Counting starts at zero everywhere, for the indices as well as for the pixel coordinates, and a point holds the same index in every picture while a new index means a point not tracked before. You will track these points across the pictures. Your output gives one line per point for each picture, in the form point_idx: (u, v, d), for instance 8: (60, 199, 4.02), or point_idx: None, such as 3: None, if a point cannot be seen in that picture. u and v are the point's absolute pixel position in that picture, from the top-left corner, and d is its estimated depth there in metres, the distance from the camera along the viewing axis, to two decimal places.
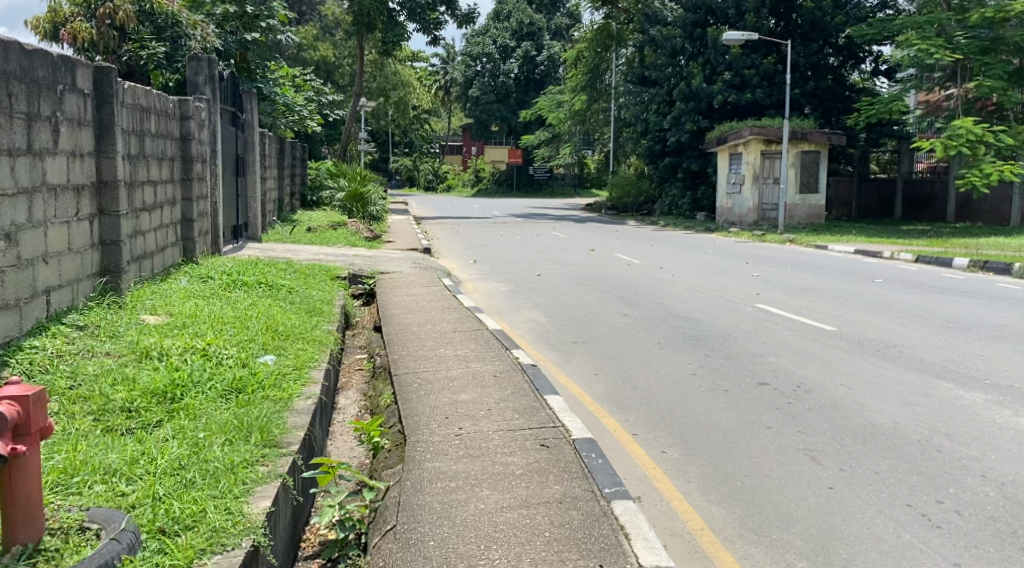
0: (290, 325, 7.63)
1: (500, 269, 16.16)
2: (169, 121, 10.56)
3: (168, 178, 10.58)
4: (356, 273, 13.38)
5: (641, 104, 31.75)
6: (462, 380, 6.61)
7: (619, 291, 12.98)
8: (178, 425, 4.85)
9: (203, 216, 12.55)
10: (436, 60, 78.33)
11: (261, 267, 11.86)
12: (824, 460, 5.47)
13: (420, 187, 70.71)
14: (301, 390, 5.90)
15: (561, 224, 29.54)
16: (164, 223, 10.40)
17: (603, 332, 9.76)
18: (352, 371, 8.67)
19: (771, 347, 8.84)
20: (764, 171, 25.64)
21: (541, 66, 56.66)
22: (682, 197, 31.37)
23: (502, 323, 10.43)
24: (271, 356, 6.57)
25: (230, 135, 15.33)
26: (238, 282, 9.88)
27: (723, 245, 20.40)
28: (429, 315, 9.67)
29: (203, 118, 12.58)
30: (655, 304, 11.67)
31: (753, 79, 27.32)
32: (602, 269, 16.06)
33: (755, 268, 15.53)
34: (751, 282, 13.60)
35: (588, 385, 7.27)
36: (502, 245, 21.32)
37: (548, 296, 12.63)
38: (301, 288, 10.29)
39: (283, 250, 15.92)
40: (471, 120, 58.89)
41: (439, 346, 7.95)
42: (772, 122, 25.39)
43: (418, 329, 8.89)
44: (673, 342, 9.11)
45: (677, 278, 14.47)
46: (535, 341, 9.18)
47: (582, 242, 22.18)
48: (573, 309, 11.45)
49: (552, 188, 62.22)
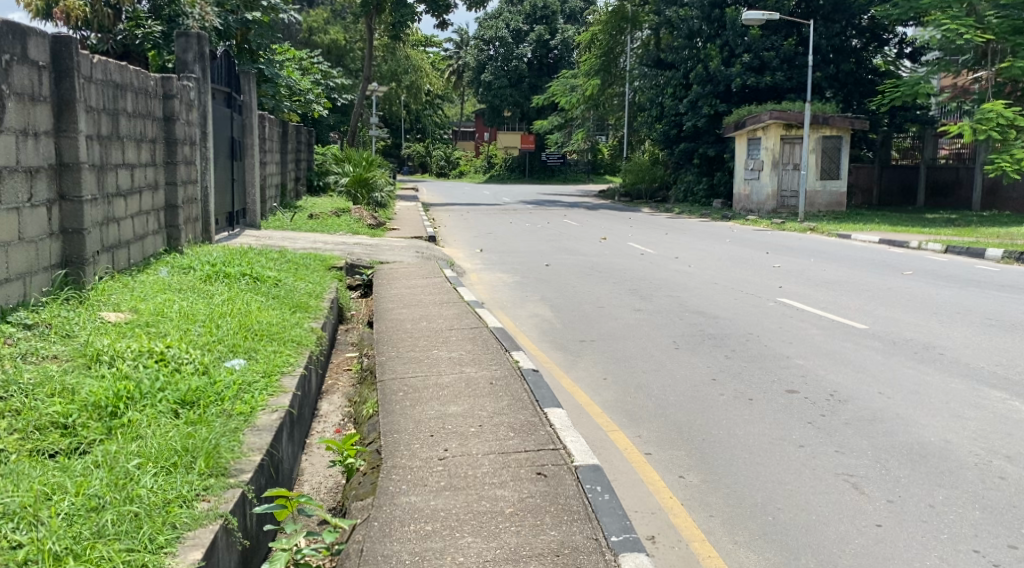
0: (268, 323, 6.92)
1: (508, 259, 15.41)
2: (149, 100, 9.86)
3: (149, 162, 9.92)
4: (354, 263, 12.65)
5: (657, 88, 30.86)
6: (454, 388, 5.87)
7: (631, 284, 12.19)
8: (109, 448, 4.13)
9: (190, 201, 11.86)
10: (448, 45, 77.31)
11: (249, 256, 11.15)
12: (869, 489, 4.69)
13: (432, 173, 69.94)
14: (267, 402, 5.17)
15: (573, 211, 28.69)
16: (144, 210, 9.72)
17: (614, 329, 9.00)
18: (339, 372, 7.95)
19: (798, 348, 8.05)
20: (784, 157, 24.75)
21: (554, 50, 55.72)
22: (698, 184, 30.47)
23: (505, 318, 9.67)
24: (239, 360, 5.85)
25: (225, 117, 14.61)
26: (220, 273, 9.17)
27: (741, 234, 19.55)
28: (425, 311, 8.92)
29: (191, 97, 11.87)
30: (669, 298, 10.88)
31: (773, 62, 26.45)
32: (614, 259, 15.24)
33: (775, 258, 14.70)
34: (773, 274, 12.79)
35: (596, 394, 6.51)
36: (512, 233, 20.54)
37: (557, 289, 11.86)
38: (289, 280, 9.56)
39: (279, 237, 15.20)
40: (483, 106, 58.03)
41: (433, 346, 7.21)
42: (792, 106, 24.47)
43: (411, 327, 8.14)
44: (689, 342, 8.33)
45: (693, 269, 13.66)
46: (539, 340, 8.42)
47: (594, 230, 21.41)
48: (581, 303, 10.67)
49: (564, 175, 61.35)
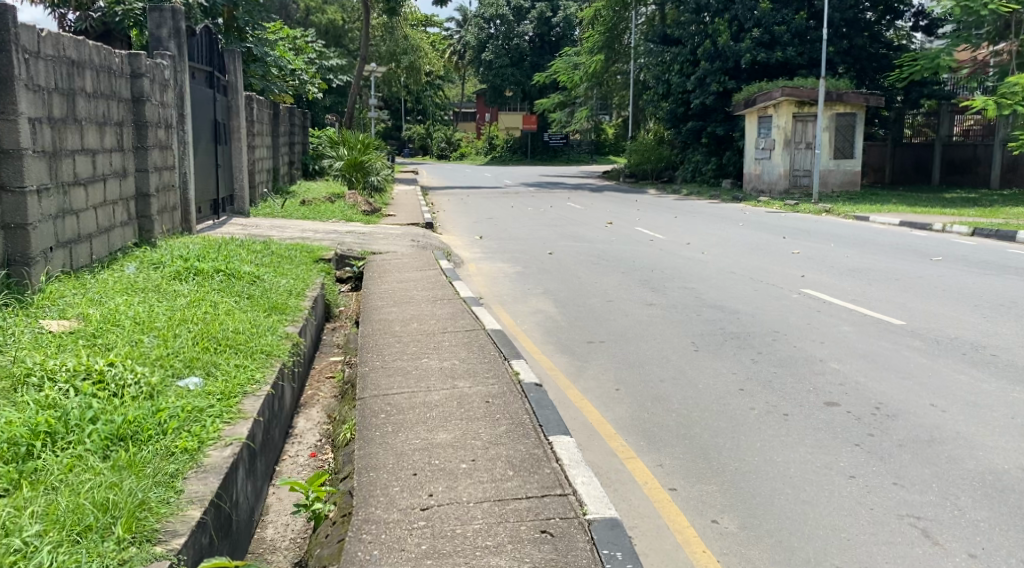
0: (235, 330, 6.11)
1: (509, 246, 14.58)
2: (111, 78, 9.06)
3: (115, 148, 9.15)
4: (344, 254, 11.84)
5: (663, 65, 29.86)
6: (445, 409, 5.04)
7: (641, 274, 11.35)
8: (7, 504, 3.31)
9: (165, 188, 11.07)
10: (449, 24, 76.06)
11: (229, 248, 10.32)
12: (943, 539, 3.90)
13: (433, 155, 69.01)
14: (220, 433, 4.34)
15: (576, 194, 27.80)
16: (108, 199, 8.95)
17: (625, 328, 8.18)
18: (320, 381, 7.13)
19: (832, 349, 7.19)
20: (796, 135, 23.84)
21: (557, 27, 54.67)
22: (706, 164, 29.54)
23: (505, 315, 8.84)
24: (194, 380, 5.03)
25: (205, 97, 13.81)
26: (190, 270, 8.35)
27: (752, 216, 18.67)
28: (417, 310, 8.08)
29: (165, 78, 11.12)
30: (683, 291, 10.04)
31: (784, 37, 25.51)
32: (621, 245, 14.39)
33: (794, 243, 13.83)
34: (792, 261, 11.94)
35: (609, 410, 5.68)
36: (513, 218, 19.69)
37: (561, 280, 11.02)
38: (268, 275, 8.73)
39: (267, 225, 14.40)
40: (484, 86, 56.97)
41: (424, 354, 6.39)
42: (805, 82, 23.50)
43: (401, 329, 7.31)
44: (709, 343, 7.49)
45: (706, 257, 12.81)
46: (543, 343, 7.58)
47: (599, 213, 20.55)
48: (589, 297, 9.82)
49: (567, 156, 60.48)
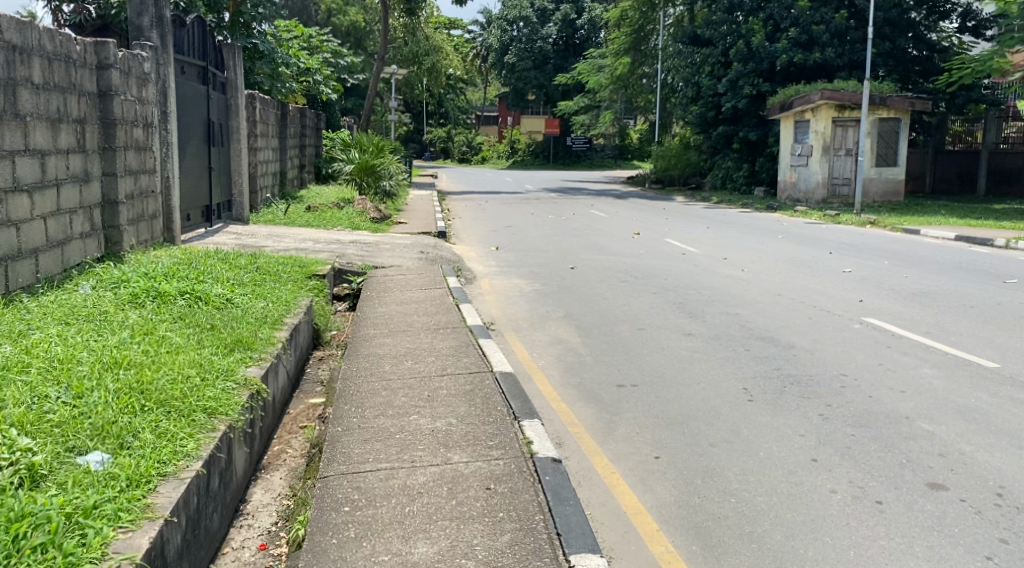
0: (178, 379, 4.89)
1: (527, 259, 13.32)
2: (69, 69, 7.92)
3: (73, 149, 8.02)
4: (342, 267, 10.61)
5: (692, 67, 28.60)
6: (430, 500, 3.76)
7: (675, 296, 10.01)
8: None
9: (142, 193, 9.93)
10: (473, 26, 74.88)
11: (208, 263, 9.12)
12: None
13: (454, 159, 68.02)
14: (104, 551, 3.13)
15: (600, 201, 26.55)
16: (63, 208, 7.82)
17: (661, 367, 6.87)
18: (290, 433, 5.87)
19: (919, 401, 5.80)
20: (835, 142, 22.33)
21: (581, 30, 53.44)
22: (737, 171, 28.12)
23: (519, 348, 7.54)
24: (97, 457, 3.81)
25: (198, 95, 12.70)
26: (150, 292, 7.14)
27: (789, 227, 17.29)
28: (414, 344, 6.79)
29: (144, 71, 10.04)
30: (726, 317, 8.71)
31: (823, 37, 24.09)
32: (651, 260, 13.07)
33: (843, 260, 12.45)
34: (845, 283, 10.55)
35: (650, 493, 4.39)
36: (532, 226, 18.41)
37: (584, 302, 9.71)
38: (243, 298, 7.48)
39: (264, 234, 13.25)
40: (506, 89, 55.84)
41: (415, 408, 5.10)
42: (846, 84, 22.04)
43: (391, 369, 6.03)
44: (765, 391, 6.15)
45: (747, 275, 11.45)
46: (562, 388, 6.28)
47: (625, 222, 19.25)
48: (615, 324, 8.52)
49: (590, 160, 59.14)
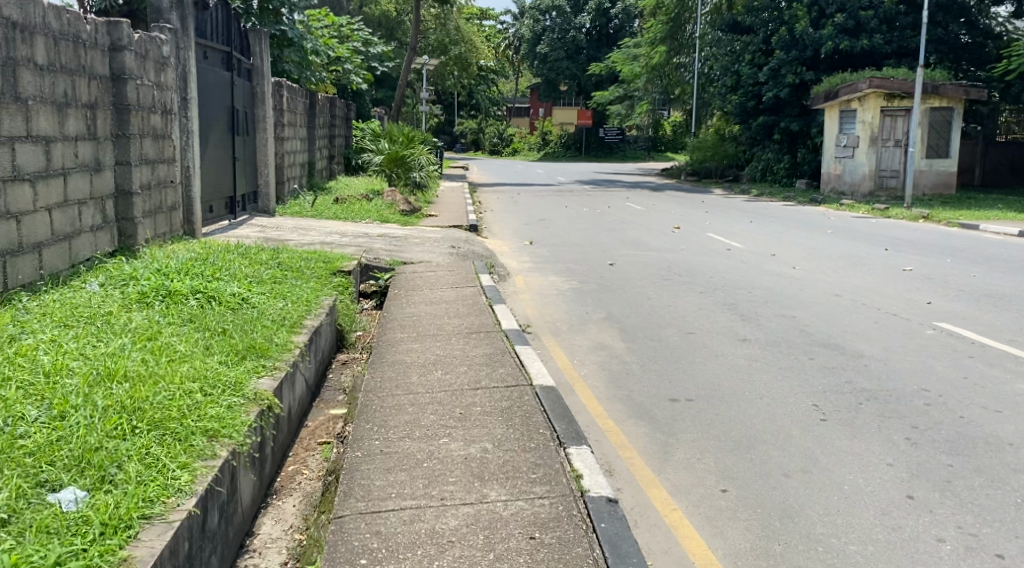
0: (177, 395, 4.30)
1: (563, 254, 12.69)
2: (77, 49, 7.35)
3: (83, 135, 7.47)
4: (368, 263, 10.04)
5: (732, 56, 27.71)
6: (463, 555, 3.17)
7: (725, 296, 9.33)
8: None
9: (159, 183, 9.39)
10: (505, 16, 74.14)
11: (227, 258, 8.55)
12: None
13: (485, 150, 67.46)
14: None
15: (636, 193, 25.83)
16: (71, 199, 7.27)
17: (718, 379, 6.22)
18: (306, 451, 5.27)
19: (1020, 423, 5.09)
20: (884, 132, 21.43)
21: (615, 19, 52.60)
22: (778, 163, 27.24)
23: (558, 354, 6.90)
24: (70, 495, 3.23)
25: (221, 81, 12.17)
26: (160, 290, 6.58)
27: (837, 221, 16.50)
28: (445, 350, 6.16)
29: (162, 54, 9.50)
30: (783, 321, 8.01)
31: (871, 23, 23.12)
32: (694, 256, 12.38)
33: (902, 257, 11.66)
34: (909, 282, 9.79)
35: (722, 540, 3.76)
36: (567, 219, 17.74)
37: (627, 302, 9.05)
38: (260, 298, 6.89)
39: (290, 227, 12.72)
40: (538, 79, 55.07)
41: (446, 429, 4.47)
42: (895, 71, 21.10)
43: (420, 380, 5.41)
44: (839, 409, 5.47)
45: (799, 273, 10.74)
46: (609, 403, 5.64)
47: (663, 215, 18.53)
48: (662, 327, 7.85)
49: (624, 152, 58.26)
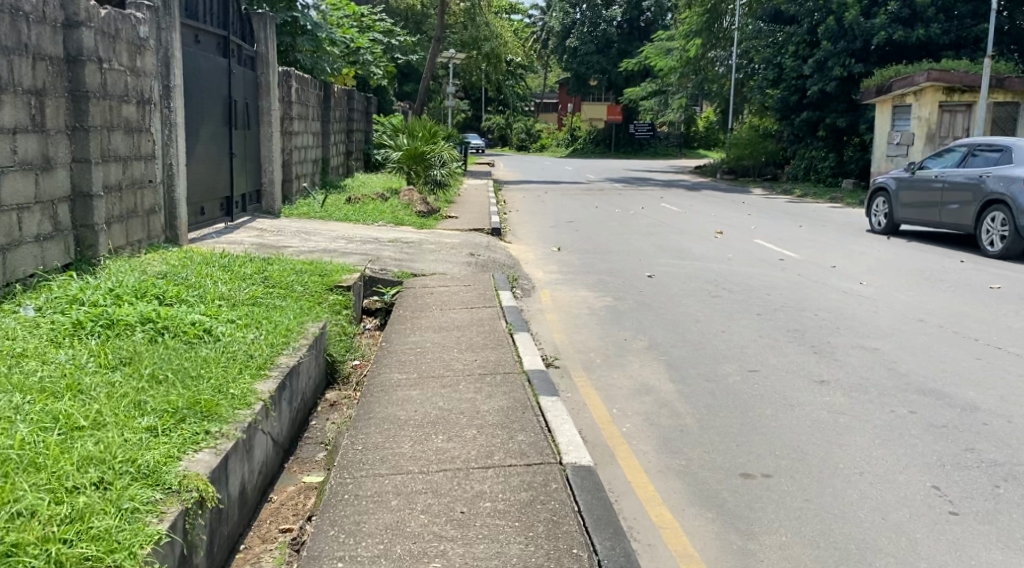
0: (51, 500, 3.02)
1: (596, 263, 11.38)
2: (15, 21, 6.10)
3: (23, 127, 6.22)
4: (374, 277, 8.78)
5: (774, 48, 26.29)
6: None
7: (786, 319, 7.99)
8: None
9: (131, 183, 8.14)
10: (534, 11, 73.01)
11: (203, 272, 7.29)
12: None
13: (512, 146, 66.37)
14: None
15: (670, 192, 24.42)
16: (5, 204, 6.03)
17: (797, 441, 4.89)
18: (260, 547, 3.97)
19: None
20: (942, 129, 19.91)
21: (647, 12, 51.30)
22: (822, 162, 25.59)
23: (593, 401, 5.57)
24: None
25: (216, 69, 10.93)
26: (100, 318, 5.28)
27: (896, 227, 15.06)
28: (450, 402, 4.85)
29: (139, 36, 8.26)
30: (864, 356, 6.67)
31: (927, 12, 21.62)
32: (743, 267, 11.02)
33: (984, 272, 10.25)
34: (1001, 305, 8.40)
35: None
36: (597, 221, 16.38)
37: (672, 326, 7.73)
38: (229, 327, 5.59)
39: (292, 231, 11.49)
40: (568, 74, 53.77)
41: (439, 545, 3.18)
42: (955, 63, 19.57)
43: (414, 452, 4.10)
44: (971, 494, 4.15)
45: (869, 291, 9.35)
46: (660, 482, 4.33)
47: (702, 217, 17.14)
48: (718, 362, 6.51)
49: (654, 148, 56.84)
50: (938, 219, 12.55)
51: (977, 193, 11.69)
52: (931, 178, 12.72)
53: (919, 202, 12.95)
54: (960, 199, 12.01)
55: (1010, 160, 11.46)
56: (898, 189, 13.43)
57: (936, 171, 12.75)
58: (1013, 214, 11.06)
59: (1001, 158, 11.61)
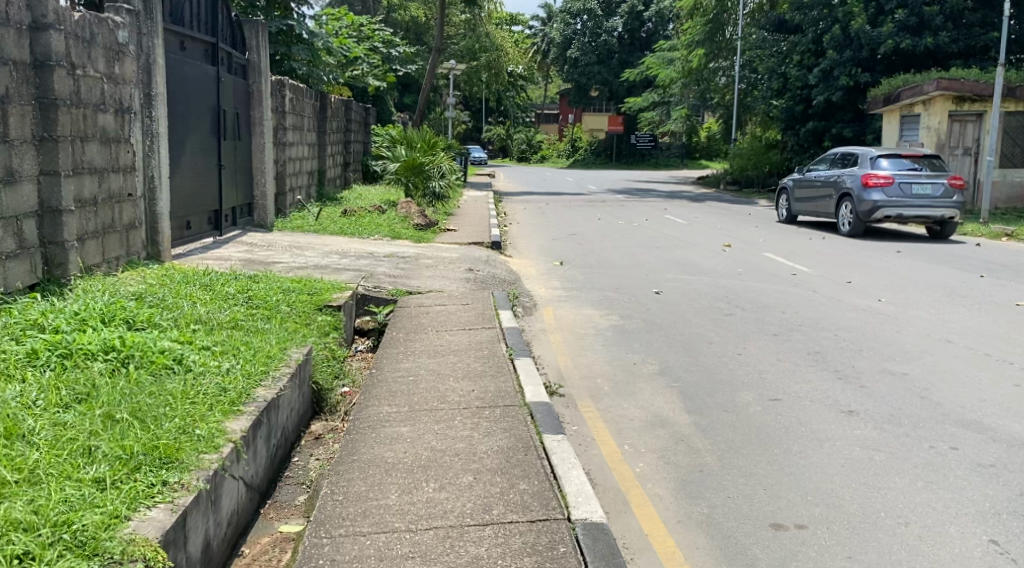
0: None
1: (600, 279, 10.90)
2: None
3: None
4: (367, 295, 8.30)
5: (779, 57, 25.89)
6: None
7: (806, 340, 7.49)
8: None
9: (108, 198, 7.66)
10: (534, 22, 72.81)
11: (184, 293, 6.81)
12: None
13: (513, 157, 66.07)
14: None
15: (673, 204, 23.96)
16: None
17: (831, 483, 4.40)
18: None
19: None
20: (952, 139, 19.45)
21: (648, 23, 51.02)
22: None
23: (602, 436, 5.07)
24: None
25: (203, 76, 10.46)
26: (58, 346, 4.77)
27: (909, 240, 14.55)
28: (446, 441, 4.35)
29: (117, 41, 7.78)
30: (894, 382, 6.17)
31: (936, 20, 21.12)
32: (755, 282, 10.53)
33: (1007, 288, 9.76)
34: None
35: None
36: (601, 234, 15.89)
37: (685, 348, 7.23)
38: (203, 354, 5.09)
39: (283, 245, 11.01)
40: (569, 85, 53.43)
41: None
42: (965, 72, 19.10)
43: (402, 504, 3.61)
44: None
45: (889, 308, 8.86)
46: (681, 536, 3.83)
47: (709, 230, 16.66)
48: (737, 390, 6.01)
49: (656, 159, 56.50)
50: (816, 208, 16.43)
51: (837, 188, 15.47)
52: (813, 178, 16.52)
53: (807, 196, 16.79)
54: (826, 194, 15.84)
55: (855, 163, 15.16)
56: (796, 186, 17.27)
57: (817, 173, 16.50)
58: (855, 204, 14.81)
59: (852, 161, 15.30)
